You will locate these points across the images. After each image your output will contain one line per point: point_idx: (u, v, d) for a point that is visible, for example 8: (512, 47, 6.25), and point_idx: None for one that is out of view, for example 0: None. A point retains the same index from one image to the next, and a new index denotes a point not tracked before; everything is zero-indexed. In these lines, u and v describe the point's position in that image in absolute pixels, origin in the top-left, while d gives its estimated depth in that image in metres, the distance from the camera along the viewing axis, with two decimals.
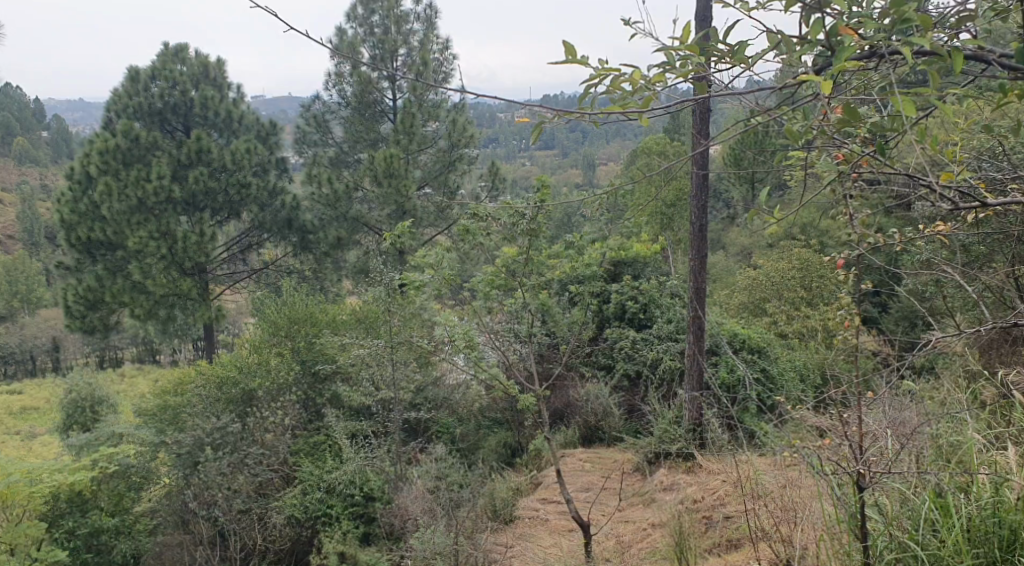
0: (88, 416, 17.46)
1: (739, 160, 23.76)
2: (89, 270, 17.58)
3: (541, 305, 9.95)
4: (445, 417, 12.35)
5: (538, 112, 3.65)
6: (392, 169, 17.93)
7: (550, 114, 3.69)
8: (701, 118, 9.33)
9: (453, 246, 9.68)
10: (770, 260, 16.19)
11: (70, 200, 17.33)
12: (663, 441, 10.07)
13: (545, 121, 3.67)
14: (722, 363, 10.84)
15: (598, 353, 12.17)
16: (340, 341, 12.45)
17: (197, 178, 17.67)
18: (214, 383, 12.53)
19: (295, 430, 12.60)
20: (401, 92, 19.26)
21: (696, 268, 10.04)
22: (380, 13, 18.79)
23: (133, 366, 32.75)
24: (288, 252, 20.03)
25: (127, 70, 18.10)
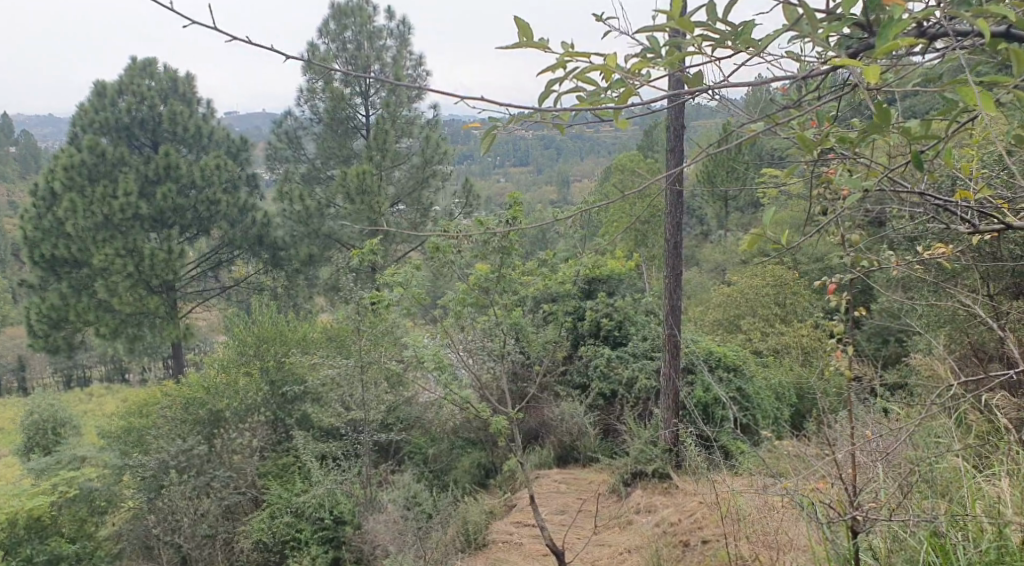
0: (51, 438, 16.99)
1: (712, 177, 23.81)
2: (53, 288, 17.16)
3: (516, 323, 9.71)
4: (418, 438, 12.09)
5: (491, 117, 3.31)
6: (365, 186, 17.65)
7: (504, 118, 3.34)
8: (675, 135, 9.22)
9: (425, 264, 9.45)
10: (744, 276, 16.13)
11: (33, 217, 16.91)
12: (639, 462, 9.86)
13: (499, 126, 3.33)
14: (698, 381, 10.66)
15: (573, 372, 11.98)
16: (310, 360, 12.12)
17: (165, 194, 17.31)
18: (180, 404, 12.29)
19: (263, 451, 12.12)
20: (374, 108, 19.02)
21: (672, 285, 9.87)
22: (353, 28, 18.56)
23: (101, 384, 32.08)
24: (259, 269, 19.68)
25: (93, 84, 17.73)
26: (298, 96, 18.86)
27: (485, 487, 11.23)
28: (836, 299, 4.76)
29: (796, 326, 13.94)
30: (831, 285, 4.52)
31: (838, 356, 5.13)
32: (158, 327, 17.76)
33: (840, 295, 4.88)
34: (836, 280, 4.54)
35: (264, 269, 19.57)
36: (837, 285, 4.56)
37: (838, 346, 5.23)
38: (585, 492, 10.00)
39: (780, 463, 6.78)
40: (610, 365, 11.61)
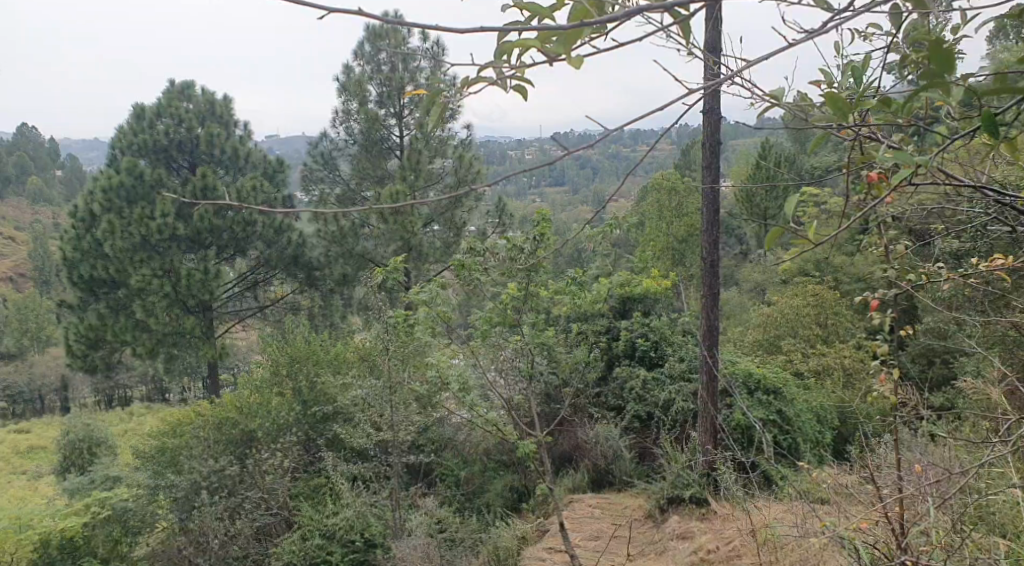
0: (87, 458, 17.07)
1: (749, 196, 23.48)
2: (92, 308, 17.31)
3: (548, 344, 9.46)
4: (451, 460, 11.83)
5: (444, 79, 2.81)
6: (399, 206, 17.47)
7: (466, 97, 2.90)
8: (711, 152, 9.10)
9: (455, 283, 9.28)
10: (783, 296, 15.78)
11: (73, 238, 17.11)
12: (676, 487, 9.54)
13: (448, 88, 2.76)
14: (736, 404, 10.34)
15: (607, 394, 11.67)
16: (340, 379, 11.91)
17: (201, 215, 17.36)
18: (213, 425, 12.12)
19: (294, 472, 11.90)
20: (407, 128, 18.93)
21: (708, 306, 9.57)
22: (387, 50, 18.63)
23: (142, 404, 32.40)
24: (294, 289, 19.68)
25: (133, 107, 17.94)
26: (333, 118, 18.80)
27: (518, 511, 10.94)
28: (883, 318, 4.47)
29: (837, 347, 13.50)
30: (876, 300, 4.22)
31: (890, 381, 4.83)
32: (195, 347, 17.82)
33: (886, 313, 4.60)
34: (880, 295, 4.24)
35: (300, 289, 19.56)
36: (884, 301, 4.26)
37: (885, 367, 4.93)
38: (620, 518, 9.69)
39: (826, 489, 6.44)
40: (646, 388, 11.33)
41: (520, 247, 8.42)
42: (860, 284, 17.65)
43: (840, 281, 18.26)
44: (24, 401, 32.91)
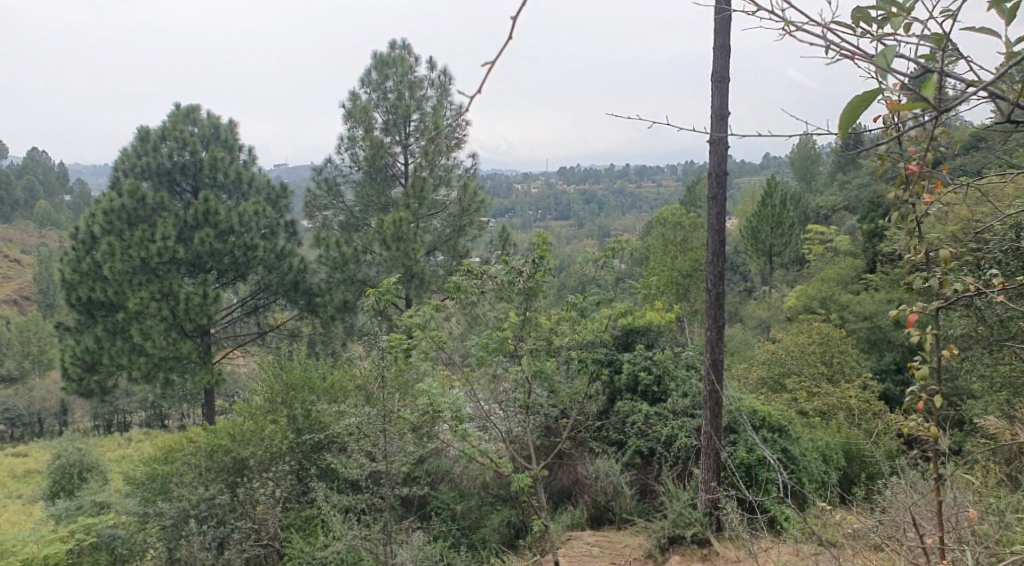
0: (76, 482, 16.67)
1: None
2: (89, 331, 16.98)
3: (549, 376, 9.10)
4: (447, 493, 11.41)
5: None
6: (401, 234, 17.22)
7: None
8: (717, 182, 8.96)
9: (458, 311, 8.97)
10: (790, 335, 15.39)
11: (73, 259, 16.89)
12: (677, 526, 9.16)
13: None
14: (741, 442, 10.05)
15: (609, 429, 11.27)
16: (334, 407, 11.45)
17: (202, 239, 17.00)
18: (204, 451, 11.67)
19: (286, 503, 11.39)
20: (412, 156, 18.70)
21: (713, 340, 9.28)
22: (394, 78, 18.41)
23: (140, 429, 31.89)
24: (295, 316, 19.29)
25: (137, 129, 17.76)
26: (338, 144, 18.54)
27: (515, 548, 10.52)
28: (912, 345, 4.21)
29: (844, 386, 13.13)
30: (910, 317, 3.96)
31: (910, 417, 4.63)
32: (191, 372, 17.44)
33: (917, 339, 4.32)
34: (916, 313, 3.97)
35: (300, 315, 19.14)
36: (919, 319, 3.99)
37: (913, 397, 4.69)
38: (619, 557, 9.31)
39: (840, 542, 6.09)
40: (648, 423, 11.00)
41: (518, 269, 8.57)
42: (867, 322, 17.28)
43: (846, 318, 17.91)
44: (22, 425, 32.52)
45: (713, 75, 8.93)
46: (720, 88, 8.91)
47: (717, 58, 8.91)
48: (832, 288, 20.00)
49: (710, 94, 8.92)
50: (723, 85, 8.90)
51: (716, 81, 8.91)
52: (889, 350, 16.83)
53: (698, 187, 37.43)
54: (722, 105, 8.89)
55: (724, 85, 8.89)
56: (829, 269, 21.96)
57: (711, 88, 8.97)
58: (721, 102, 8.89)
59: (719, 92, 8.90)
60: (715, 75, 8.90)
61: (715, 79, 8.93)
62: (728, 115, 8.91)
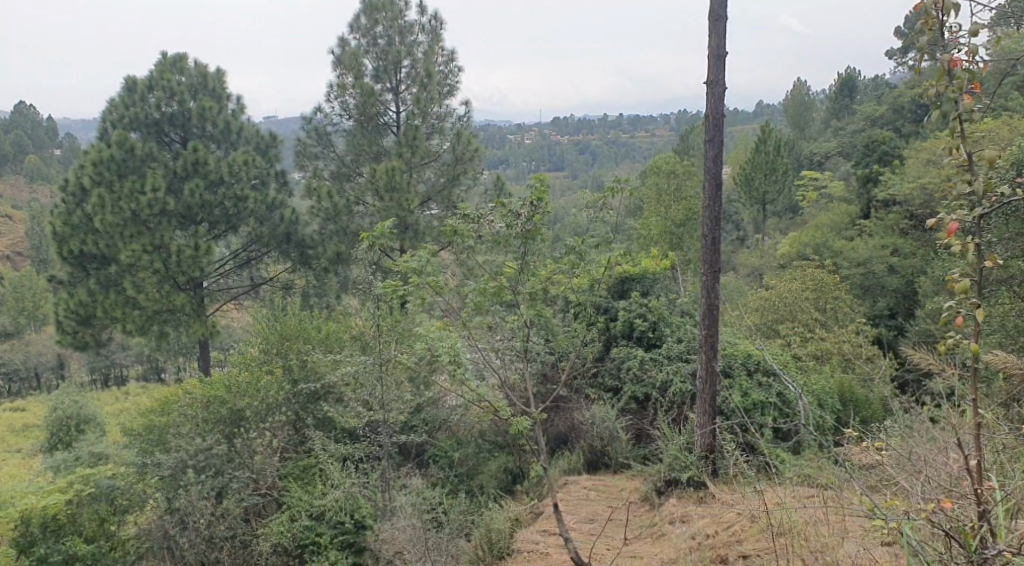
0: (73, 435, 16.67)
1: None
2: (82, 284, 16.84)
3: (547, 324, 9.02)
4: (444, 441, 11.42)
5: None
6: (394, 183, 17.06)
7: None
8: (715, 124, 8.81)
9: (454, 257, 8.88)
10: (786, 281, 15.35)
11: (63, 212, 16.68)
12: (674, 469, 9.20)
13: None
14: (736, 386, 10.05)
15: (605, 374, 11.25)
16: (330, 357, 11.40)
17: (192, 191, 16.79)
18: (200, 403, 11.52)
19: (283, 453, 11.48)
20: (404, 104, 18.41)
21: (708, 283, 9.17)
22: (384, 24, 18.04)
23: (136, 383, 31.88)
24: (288, 268, 19.02)
25: (124, 78, 17.41)
26: (327, 92, 18.20)
27: (512, 494, 10.60)
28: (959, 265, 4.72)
29: (838, 331, 13.13)
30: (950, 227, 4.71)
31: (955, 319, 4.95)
32: (185, 324, 17.40)
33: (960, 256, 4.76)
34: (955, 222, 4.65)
35: (293, 268, 18.93)
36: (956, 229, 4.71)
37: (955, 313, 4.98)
38: (617, 500, 9.37)
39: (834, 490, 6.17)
40: (643, 368, 10.99)
41: (516, 213, 8.40)
42: (861, 268, 17.23)
43: (841, 265, 17.85)
44: (19, 380, 32.55)
45: (711, 13, 8.72)
46: (718, 27, 8.70)
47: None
48: (827, 234, 19.92)
49: (708, 33, 8.73)
50: (721, 25, 8.70)
51: (714, 20, 8.71)
52: (884, 296, 16.80)
53: (692, 135, 37.10)
54: (720, 44, 8.70)
55: (722, 24, 8.69)
56: (822, 216, 21.86)
57: (709, 28, 8.77)
58: (719, 41, 8.70)
59: (717, 31, 8.70)
60: (714, 14, 8.69)
61: (713, 18, 8.73)
62: (725, 55, 8.73)
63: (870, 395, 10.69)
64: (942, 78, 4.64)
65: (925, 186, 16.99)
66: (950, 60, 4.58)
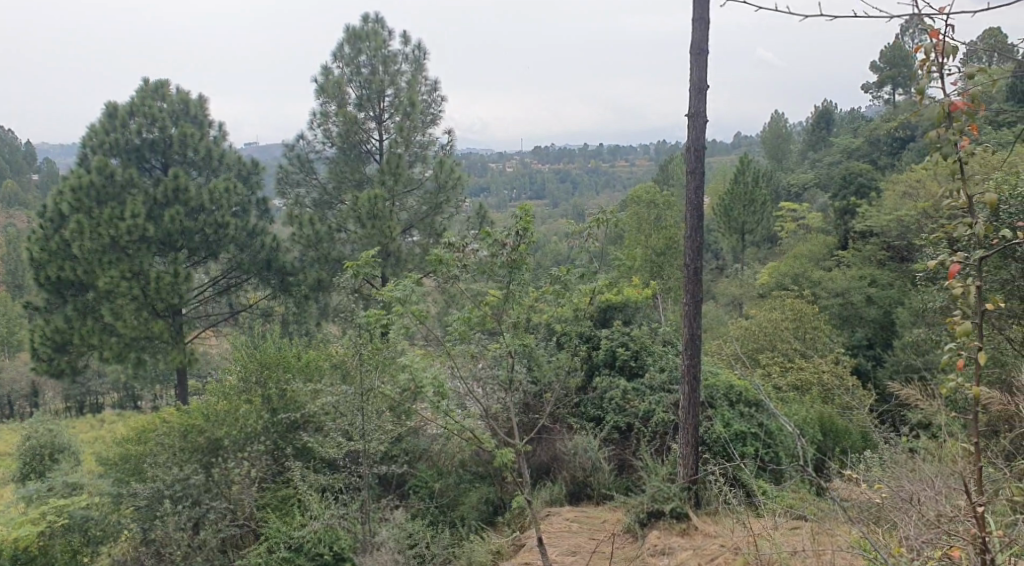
0: (46, 464, 16.35)
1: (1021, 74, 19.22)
2: (58, 311, 16.62)
3: (530, 353, 9.00)
4: (424, 471, 11.27)
5: None
6: (376, 211, 17.06)
7: None
8: (697, 156, 8.86)
9: (438, 286, 8.84)
10: (766, 312, 15.42)
11: (41, 238, 16.50)
12: (656, 501, 9.14)
13: None
14: (718, 416, 10.04)
15: (587, 404, 11.20)
16: (310, 386, 11.29)
17: (173, 217, 16.67)
18: (178, 432, 11.35)
19: (261, 483, 11.26)
20: (387, 132, 18.44)
21: (691, 313, 9.15)
22: (367, 53, 18.12)
23: (113, 411, 31.44)
24: (268, 295, 18.92)
25: (105, 104, 17.34)
26: (310, 120, 18.22)
27: (494, 526, 10.49)
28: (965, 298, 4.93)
29: (817, 361, 13.20)
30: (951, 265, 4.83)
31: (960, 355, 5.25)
32: (163, 352, 17.21)
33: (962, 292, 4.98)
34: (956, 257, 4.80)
35: (273, 295, 18.78)
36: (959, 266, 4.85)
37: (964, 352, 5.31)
38: (599, 533, 9.28)
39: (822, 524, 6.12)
40: (626, 398, 10.96)
41: (501, 243, 8.41)
42: (839, 299, 17.35)
43: (819, 295, 17.98)
44: None
45: (692, 47, 8.82)
46: (700, 61, 8.80)
47: (697, 30, 8.79)
48: (805, 265, 20.10)
49: (689, 67, 8.82)
50: (702, 58, 8.79)
51: (695, 54, 8.80)
52: (862, 327, 16.90)
53: (672, 166, 37.41)
54: (701, 78, 8.79)
55: (704, 58, 8.79)
56: (800, 247, 22.05)
57: (690, 62, 8.86)
58: (701, 75, 8.79)
59: (698, 65, 8.80)
60: (695, 48, 8.79)
61: (694, 51, 8.82)
62: (706, 89, 8.82)
63: (851, 425, 10.71)
64: (942, 121, 4.69)
65: (902, 218, 17.18)
66: (952, 101, 4.63)
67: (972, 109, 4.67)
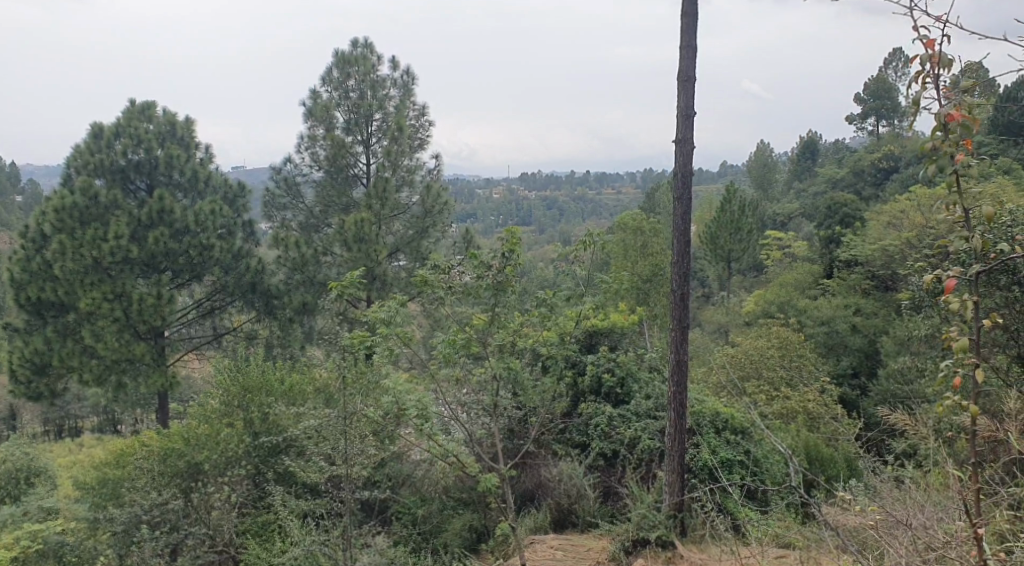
0: (21, 487, 16.04)
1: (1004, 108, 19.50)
2: (38, 332, 16.40)
3: (515, 378, 8.88)
4: (408, 497, 11.10)
5: None
6: (362, 234, 17.01)
7: None
8: (683, 182, 8.85)
9: (424, 309, 8.77)
10: (752, 339, 15.41)
11: (22, 258, 16.31)
12: (642, 529, 9.05)
13: None
14: (704, 444, 9.97)
15: (573, 431, 11.10)
16: (292, 409, 11.15)
17: (157, 239, 16.49)
18: (157, 456, 11.04)
19: (241, 508, 11.09)
20: (374, 156, 18.41)
21: (677, 339, 9.07)
22: (356, 77, 18.14)
23: (92, 435, 30.95)
24: (252, 318, 18.69)
25: (91, 125, 17.25)
26: (297, 143, 18.19)
27: (477, 554, 10.34)
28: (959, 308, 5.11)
29: (802, 389, 13.22)
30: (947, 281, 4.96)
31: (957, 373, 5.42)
32: (144, 375, 16.97)
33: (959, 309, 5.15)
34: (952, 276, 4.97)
35: (257, 318, 18.61)
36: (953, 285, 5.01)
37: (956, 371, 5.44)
38: (585, 560, 9.16)
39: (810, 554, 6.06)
40: (612, 425, 10.86)
41: (487, 265, 8.38)
42: (825, 327, 17.36)
43: (804, 323, 17.97)
44: None
45: (680, 73, 8.84)
46: (687, 87, 8.81)
47: (684, 57, 8.82)
48: (790, 293, 20.17)
49: (677, 94, 8.84)
50: (690, 84, 8.81)
51: (683, 80, 8.82)
52: (847, 356, 16.91)
53: (658, 194, 37.55)
54: (688, 104, 8.81)
55: (691, 85, 8.81)
56: (786, 275, 22.12)
57: (678, 88, 8.88)
58: (688, 102, 8.81)
59: (686, 91, 8.81)
60: (683, 74, 8.81)
61: (682, 78, 8.84)
62: (693, 116, 8.83)
63: (837, 453, 10.62)
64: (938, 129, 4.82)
65: (887, 247, 17.23)
66: (949, 111, 4.79)
67: (966, 121, 4.81)
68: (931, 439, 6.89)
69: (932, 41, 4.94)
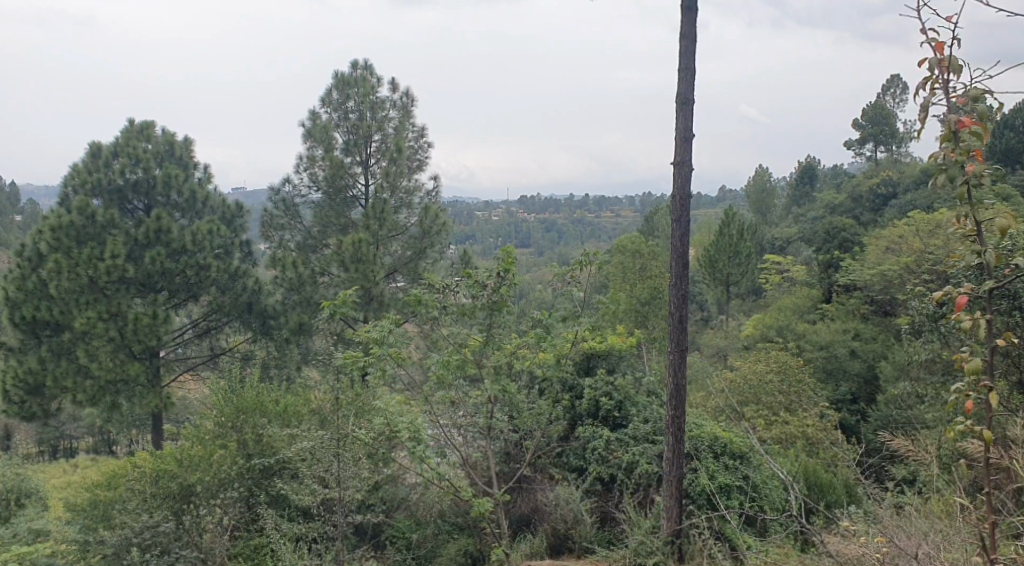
0: (11, 508, 15.82)
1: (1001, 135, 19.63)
2: (33, 352, 16.26)
3: (511, 400, 8.77)
4: (403, 521, 10.90)
5: None
6: (360, 255, 16.93)
7: None
8: (680, 204, 8.77)
9: (420, 330, 8.67)
10: (751, 364, 15.30)
11: (18, 277, 16.20)
12: (639, 555, 8.89)
13: None
14: (702, 468, 9.83)
15: (569, 455, 10.96)
16: (286, 431, 11.00)
17: (153, 258, 16.39)
18: (149, 477, 10.87)
19: (234, 531, 10.92)
20: (373, 177, 18.37)
21: (675, 363, 8.94)
22: (355, 99, 18.14)
23: (87, 456, 30.72)
24: (249, 339, 18.55)
25: (89, 144, 17.22)
26: (296, 163, 18.15)
27: None
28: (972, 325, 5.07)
29: (801, 414, 13.12)
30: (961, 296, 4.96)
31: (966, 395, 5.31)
32: (139, 396, 16.81)
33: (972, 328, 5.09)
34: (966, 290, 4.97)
35: (253, 339, 18.47)
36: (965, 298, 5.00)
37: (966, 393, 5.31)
38: None
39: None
40: (609, 449, 10.72)
41: (483, 284, 8.34)
42: (824, 351, 17.25)
43: (803, 347, 17.87)
44: None
45: (678, 96, 8.80)
46: (685, 110, 8.77)
47: (683, 79, 8.78)
48: (789, 317, 20.13)
49: (675, 116, 8.79)
50: (688, 107, 8.76)
51: (681, 103, 8.78)
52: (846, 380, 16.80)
53: (657, 217, 37.55)
54: (687, 126, 8.75)
55: (690, 107, 8.76)
56: (785, 299, 22.07)
57: (676, 110, 8.83)
58: (687, 124, 8.76)
59: (684, 114, 8.76)
60: (681, 97, 8.77)
61: (680, 101, 8.80)
62: (691, 138, 8.78)
63: (836, 478, 10.46)
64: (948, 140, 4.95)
65: (885, 272, 17.16)
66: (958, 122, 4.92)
67: (976, 127, 4.96)
68: (933, 466, 6.76)
69: (941, 46, 4.95)
